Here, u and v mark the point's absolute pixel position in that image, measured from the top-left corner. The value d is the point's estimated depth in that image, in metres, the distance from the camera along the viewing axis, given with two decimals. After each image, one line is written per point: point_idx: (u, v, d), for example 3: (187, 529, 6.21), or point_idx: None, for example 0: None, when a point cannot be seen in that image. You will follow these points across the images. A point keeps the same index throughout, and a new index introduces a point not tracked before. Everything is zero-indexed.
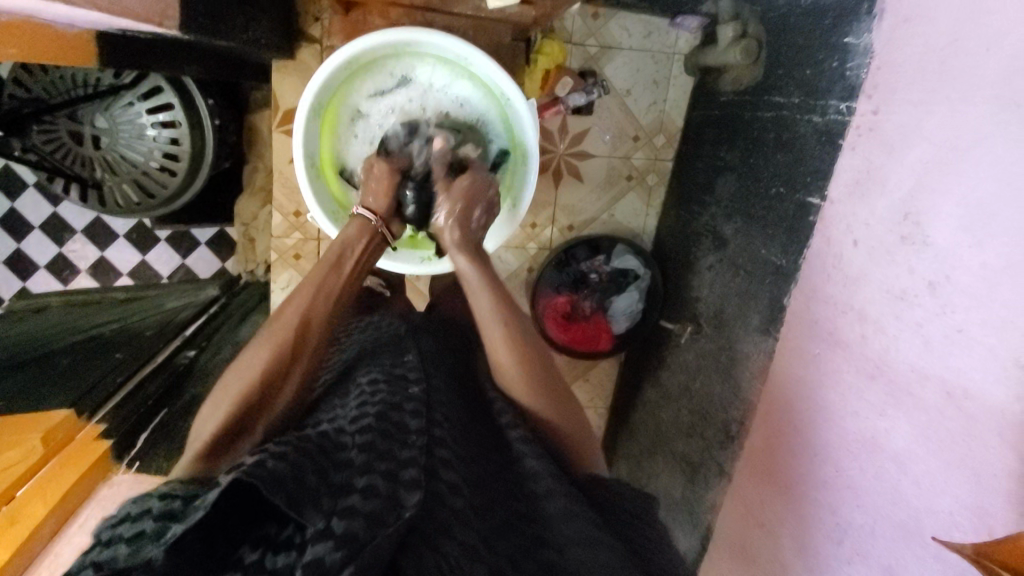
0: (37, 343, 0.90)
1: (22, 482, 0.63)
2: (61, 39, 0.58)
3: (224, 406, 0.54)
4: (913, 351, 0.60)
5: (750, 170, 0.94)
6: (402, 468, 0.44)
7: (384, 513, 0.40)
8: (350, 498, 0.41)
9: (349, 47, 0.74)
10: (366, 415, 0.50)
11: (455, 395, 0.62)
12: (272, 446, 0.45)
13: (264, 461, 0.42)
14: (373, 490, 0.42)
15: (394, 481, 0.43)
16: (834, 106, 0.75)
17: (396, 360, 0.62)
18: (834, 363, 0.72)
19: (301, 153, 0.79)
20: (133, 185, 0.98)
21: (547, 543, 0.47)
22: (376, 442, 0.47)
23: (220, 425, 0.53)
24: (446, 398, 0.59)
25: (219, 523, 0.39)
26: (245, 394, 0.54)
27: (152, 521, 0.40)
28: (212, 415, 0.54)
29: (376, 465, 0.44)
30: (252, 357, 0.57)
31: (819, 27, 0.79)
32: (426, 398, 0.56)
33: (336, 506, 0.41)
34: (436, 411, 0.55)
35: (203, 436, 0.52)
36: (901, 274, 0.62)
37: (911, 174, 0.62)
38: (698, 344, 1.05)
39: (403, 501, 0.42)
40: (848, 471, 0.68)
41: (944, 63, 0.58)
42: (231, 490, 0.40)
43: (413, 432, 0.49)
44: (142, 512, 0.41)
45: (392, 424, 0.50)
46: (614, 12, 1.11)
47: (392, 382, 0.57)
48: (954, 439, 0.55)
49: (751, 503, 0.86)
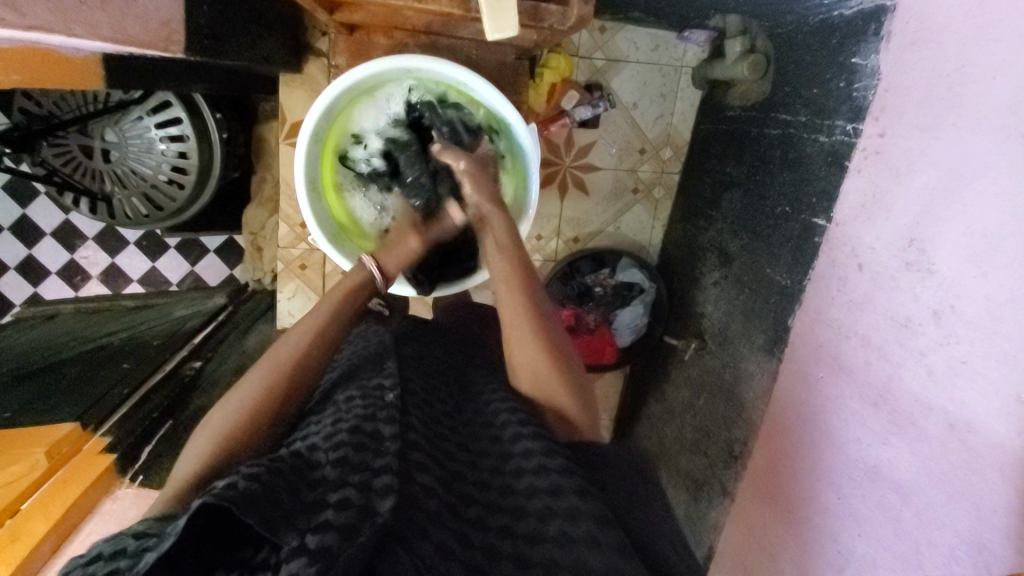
0: (45, 355, 0.93)
1: (26, 497, 0.65)
2: (71, 65, 0.60)
3: (204, 446, 0.54)
4: (917, 382, 0.59)
5: (757, 187, 0.93)
6: (375, 477, 0.46)
7: (357, 523, 0.42)
8: (324, 513, 0.42)
9: (350, 74, 0.75)
10: (341, 431, 0.51)
11: (440, 401, 0.64)
12: (245, 467, 0.46)
13: (236, 483, 0.43)
14: (346, 502, 0.43)
15: (367, 490, 0.45)
16: (841, 127, 0.74)
17: (374, 372, 0.62)
18: (837, 388, 0.71)
19: (303, 182, 0.81)
20: (142, 198, 1.00)
21: (526, 514, 0.48)
22: (349, 457, 0.47)
23: (200, 466, 0.52)
24: (422, 403, 0.60)
25: (192, 546, 0.40)
26: (229, 431, 0.55)
27: (125, 559, 0.41)
28: (193, 455, 0.53)
29: (350, 478, 0.45)
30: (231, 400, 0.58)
31: (827, 46, 0.78)
32: (401, 405, 0.56)
33: (311, 523, 0.42)
34: (410, 415, 0.56)
35: (179, 477, 0.51)
36: (906, 301, 0.61)
37: (916, 201, 0.61)
38: (702, 360, 1.04)
39: (376, 509, 0.43)
40: (849, 498, 0.67)
41: (950, 89, 0.58)
42: (200, 513, 0.40)
43: (386, 440, 0.50)
44: (115, 553, 0.41)
45: (366, 436, 0.50)
46: (621, 25, 1.10)
47: (367, 395, 0.57)
48: (954, 472, 0.54)
49: (753, 523, 0.85)
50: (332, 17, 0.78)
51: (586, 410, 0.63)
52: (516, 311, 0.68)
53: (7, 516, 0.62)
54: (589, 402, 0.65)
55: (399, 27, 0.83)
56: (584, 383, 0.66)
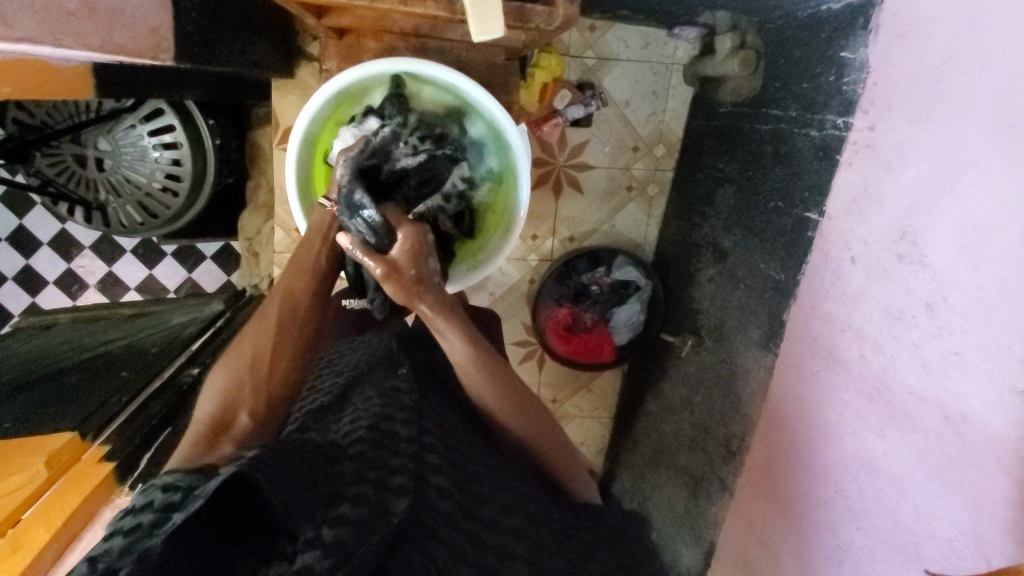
0: (43, 364, 0.93)
1: (30, 504, 0.67)
2: (63, 76, 0.60)
3: (220, 386, 0.63)
4: (912, 374, 0.59)
5: (749, 182, 0.94)
6: (392, 476, 0.46)
7: (372, 521, 0.42)
8: (340, 507, 0.42)
9: (345, 75, 0.75)
10: (359, 428, 0.51)
11: (450, 409, 0.65)
12: (265, 452, 0.47)
13: (263, 465, 0.44)
14: (363, 497, 0.43)
15: (383, 488, 0.45)
16: (831, 121, 0.75)
17: (388, 374, 0.64)
18: (833, 382, 0.71)
19: (295, 182, 0.81)
20: (137, 206, 1.00)
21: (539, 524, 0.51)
22: (367, 452, 0.48)
23: (218, 403, 0.61)
24: (439, 411, 0.61)
25: (214, 519, 0.40)
26: (237, 365, 0.64)
27: (151, 515, 0.42)
28: (213, 395, 0.62)
29: (367, 474, 0.45)
30: (242, 344, 0.66)
31: (816, 41, 0.78)
32: (417, 408, 0.58)
33: (328, 515, 0.42)
34: (425, 419, 0.57)
35: (203, 413, 0.60)
36: (899, 294, 0.61)
37: (908, 192, 0.61)
38: (699, 356, 1.04)
39: (391, 508, 0.43)
40: (847, 492, 0.68)
41: (938, 82, 0.58)
42: (229, 484, 0.42)
43: (403, 440, 0.51)
44: (144, 505, 0.43)
45: (383, 433, 0.51)
46: (612, 23, 1.11)
47: (384, 395, 0.58)
48: (952, 464, 0.54)
49: (752, 519, 0.85)
50: (322, 22, 0.78)
51: (558, 450, 0.65)
52: (479, 373, 0.64)
53: (9, 525, 0.64)
54: (562, 443, 0.66)
55: (389, 29, 0.83)
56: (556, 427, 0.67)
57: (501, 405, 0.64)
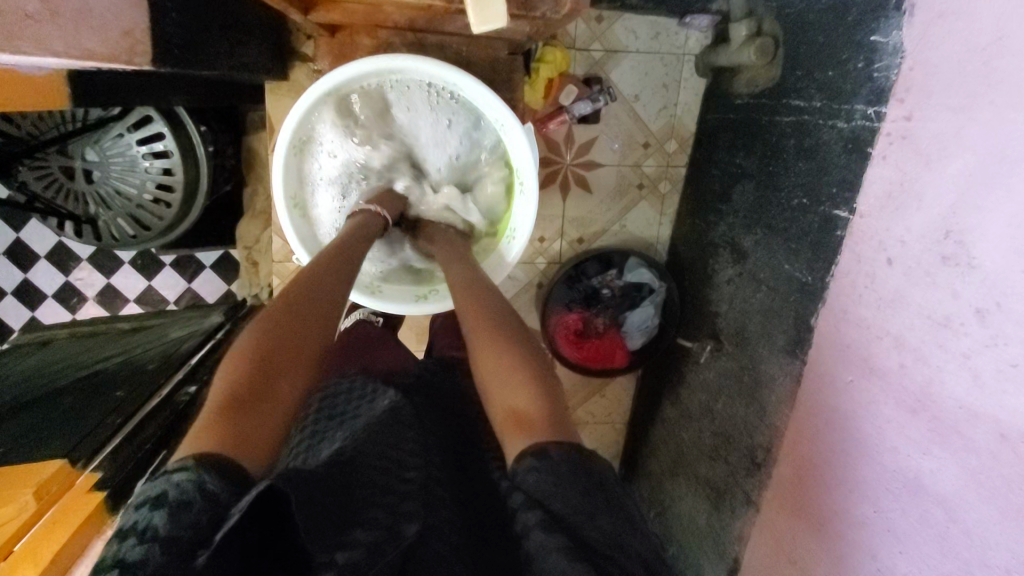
0: (37, 383, 0.90)
1: (19, 537, 0.66)
2: (34, 86, 0.56)
3: (232, 374, 0.52)
4: (961, 387, 0.54)
5: (770, 179, 0.88)
6: (401, 502, 0.48)
7: (383, 543, 0.44)
8: (353, 531, 0.43)
9: (316, 86, 0.72)
10: (365, 454, 0.52)
11: (445, 445, 0.62)
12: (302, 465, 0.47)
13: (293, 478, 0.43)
14: (374, 522, 0.45)
15: (394, 513, 0.46)
16: (861, 111, 0.69)
17: (374, 403, 0.64)
18: (871, 393, 0.66)
19: (282, 193, 0.78)
20: (127, 218, 0.96)
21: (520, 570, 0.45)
22: (375, 479, 0.49)
23: (232, 388, 0.50)
24: (437, 445, 0.61)
25: (241, 538, 0.39)
26: (258, 355, 0.53)
27: (193, 519, 0.39)
28: (221, 390, 0.50)
29: (379, 500, 0.47)
30: (268, 319, 0.57)
31: (842, 24, 0.73)
32: (422, 435, 0.59)
33: (341, 538, 0.42)
34: (432, 453, 0.58)
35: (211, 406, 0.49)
36: (944, 299, 0.56)
37: (952, 188, 0.56)
38: (719, 361, 0.99)
39: (402, 532, 0.45)
40: (888, 512, 0.62)
41: (987, 64, 0.52)
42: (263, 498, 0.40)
43: (409, 470, 0.52)
44: (186, 502, 0.40)
45: (391, 462, 0.52)
46: (618, 14, 1.05)
47: (385, 421, 0.59)
48: (1010, 488, 0.49)
49: (781, 536, 0.80)
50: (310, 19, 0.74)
51: (544, 401, 0.56)
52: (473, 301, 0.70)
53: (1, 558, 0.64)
54: (563, 411, 0.56)
55: (382, 25, 0.78)
56: (553, 391, 0.58)
57: (478, 329, 0.66)
